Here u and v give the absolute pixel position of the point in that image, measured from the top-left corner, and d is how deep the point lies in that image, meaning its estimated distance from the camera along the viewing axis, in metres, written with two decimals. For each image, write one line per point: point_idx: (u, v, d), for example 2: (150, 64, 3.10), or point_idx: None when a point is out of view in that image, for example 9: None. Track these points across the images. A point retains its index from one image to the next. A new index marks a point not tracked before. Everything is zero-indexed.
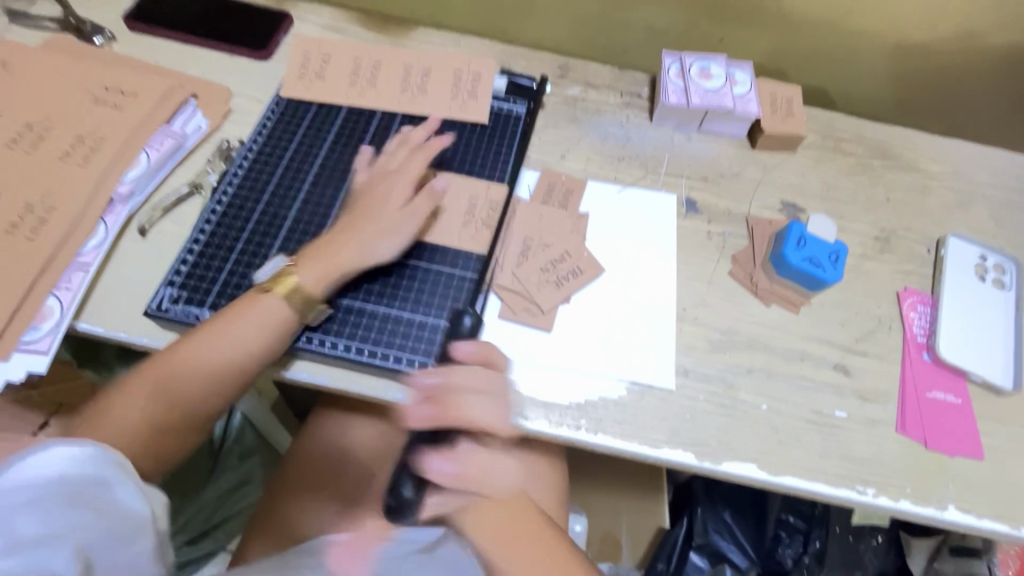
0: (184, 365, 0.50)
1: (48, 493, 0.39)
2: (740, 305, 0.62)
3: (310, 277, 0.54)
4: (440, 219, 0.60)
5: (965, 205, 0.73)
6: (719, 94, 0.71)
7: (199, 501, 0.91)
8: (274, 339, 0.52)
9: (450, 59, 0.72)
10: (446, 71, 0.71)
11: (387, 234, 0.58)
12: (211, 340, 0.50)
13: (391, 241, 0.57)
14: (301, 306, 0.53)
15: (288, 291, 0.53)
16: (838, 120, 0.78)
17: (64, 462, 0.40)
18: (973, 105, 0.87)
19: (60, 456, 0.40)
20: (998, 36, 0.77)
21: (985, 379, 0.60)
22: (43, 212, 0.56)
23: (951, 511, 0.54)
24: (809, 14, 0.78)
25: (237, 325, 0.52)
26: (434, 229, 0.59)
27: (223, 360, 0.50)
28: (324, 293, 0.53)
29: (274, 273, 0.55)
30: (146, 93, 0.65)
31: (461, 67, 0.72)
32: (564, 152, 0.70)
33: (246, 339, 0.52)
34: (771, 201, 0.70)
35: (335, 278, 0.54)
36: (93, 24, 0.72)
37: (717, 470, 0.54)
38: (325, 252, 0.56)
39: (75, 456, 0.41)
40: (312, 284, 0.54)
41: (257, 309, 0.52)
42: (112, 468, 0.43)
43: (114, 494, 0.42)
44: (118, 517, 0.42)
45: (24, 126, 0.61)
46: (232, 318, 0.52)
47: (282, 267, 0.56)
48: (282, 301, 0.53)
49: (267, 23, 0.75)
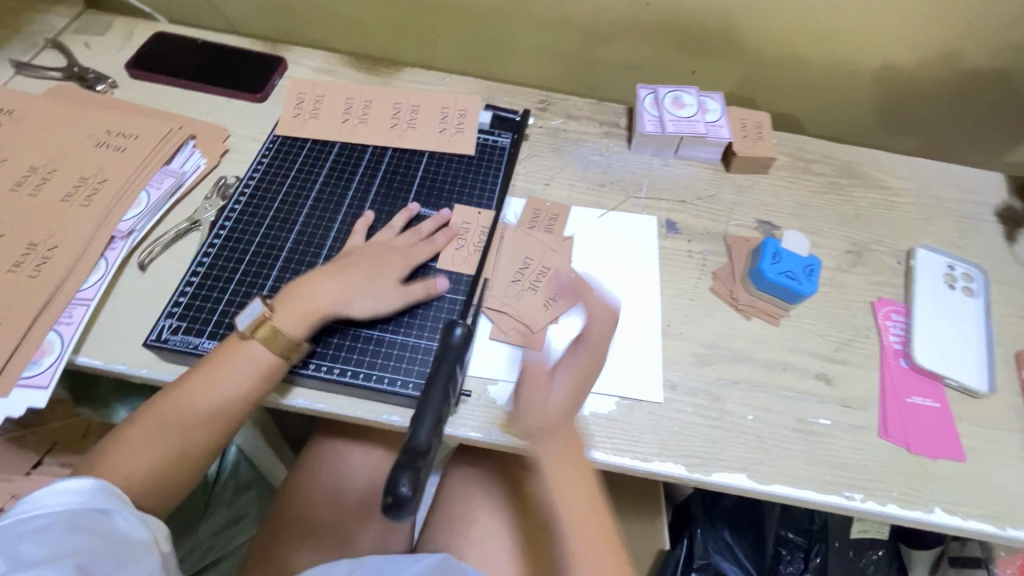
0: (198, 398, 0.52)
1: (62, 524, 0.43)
2: (721, 319, 0.65)
3: (257, 309, 0.55)
4: (394, 257, 0.61)
5: (931, 219, 0.77)
6: (692, 122, 0.75)
7: (193, 538, 0.88)
8: (249, 384, 0.53)
9: (438, 98, 0.76)
10: (434, 108, 0.75)
11: (352, 271, 0.58)
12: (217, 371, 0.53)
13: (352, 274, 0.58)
14: (254, 344, 0.53)
15: (260, 332, 0.54)
16: (806, 143, 0.82)
17: (66, 501, 0.44)
18: (934, 126, 0.92)
19: (62, 497, 0.44)
20: (949, 61, 0.82)
21: (960, 383, 0.62)
22: (45, 251, 0.58)
23: (937, 513, 0.55)
24: (773, 47, 0.83)
25: (208, 373, 0.52)
26: (385, 257, 0.61)
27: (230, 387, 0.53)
28: (270, 325, 0.54)
29: (250, 317, 0.54)
30: (147, 135, 0.68)
31: (448, 104, 0.76)
32: (549, 179, 0.74)
33: (213, 396, 0.52)
34: (747, 219, 0.73)
35: (297, 314, 0.55)
36: (96, 73, 0.75)
37: (708, 480, 0.55)
38: (291, 289, 0.57)
39: (79, 491, 0.44)
40: (276, 322, 0.54)
41: (226, 354, 0.53)
42: (112, 502, 0.46)
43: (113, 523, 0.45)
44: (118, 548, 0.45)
45: (28, 169, 0.63)
46: (201, 372, 0.52)
47: (257, 311, 0.54)
48: (234, 341, 0.54)
49: (263, 67, 0.79)
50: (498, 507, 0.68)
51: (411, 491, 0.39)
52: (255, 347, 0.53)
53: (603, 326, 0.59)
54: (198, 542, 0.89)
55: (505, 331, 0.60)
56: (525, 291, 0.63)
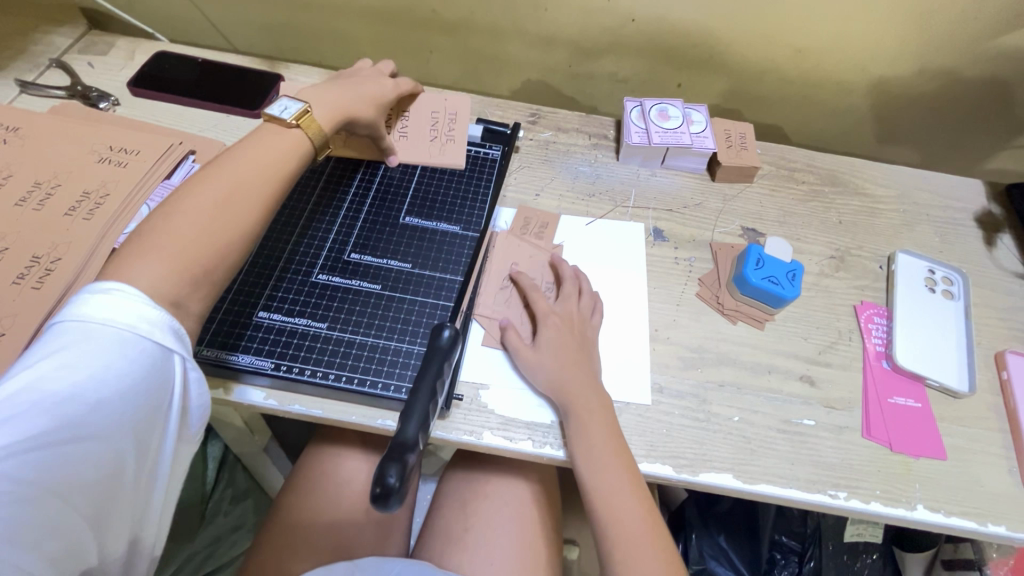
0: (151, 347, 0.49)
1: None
2: (707, 324, 0.66)
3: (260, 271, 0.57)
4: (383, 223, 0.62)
5: (912, 224, 0.79)
6: (677, 133, 0.77)
7: (188, 548, 0.89)
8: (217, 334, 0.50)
9: (427, 103, 0.78)
10: (424, 113, 0.78)
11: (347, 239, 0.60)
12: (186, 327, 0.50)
13: (348, 91, 0.65)
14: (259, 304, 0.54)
15: (304, 121, 0.59)
16: (790, 152, 0.85)
17: (124, 352, 0.41)
18: (914, 135, 0.95)
19: (120, 346, 0.41)
20: (927, 72, 0.85)
21: (941, 383, 0.63)
22: (48, 263, 0.60)
23: (920, 510, 0.56)
24: (755, 61, 0.86)
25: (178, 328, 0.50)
26: (379, 87, 0.69)
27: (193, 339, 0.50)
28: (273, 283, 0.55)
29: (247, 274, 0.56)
30: (148, 151, 0.70)
31: (438, 108, 0.78)
32: (539, 190, 0.76)
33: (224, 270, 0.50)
34: (732, 226, 0.75)
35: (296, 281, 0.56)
36: (99, 91, 0.78)
37: (695, 481, 0.56)
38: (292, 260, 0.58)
39: (136, 344, 0.41)
40: (314, 116, 0.60)
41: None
42: (172, 355, 0.43)
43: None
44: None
45: (33, 184, 0.65)
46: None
47: (294, 107, 0.59)
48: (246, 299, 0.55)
49: (261, 85, 0.82)
50: (491, 511, 0.69)
51: (397, 481, 0.41)
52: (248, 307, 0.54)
53: (567, 331, 0.60)
54: (193, 552, 0.90)
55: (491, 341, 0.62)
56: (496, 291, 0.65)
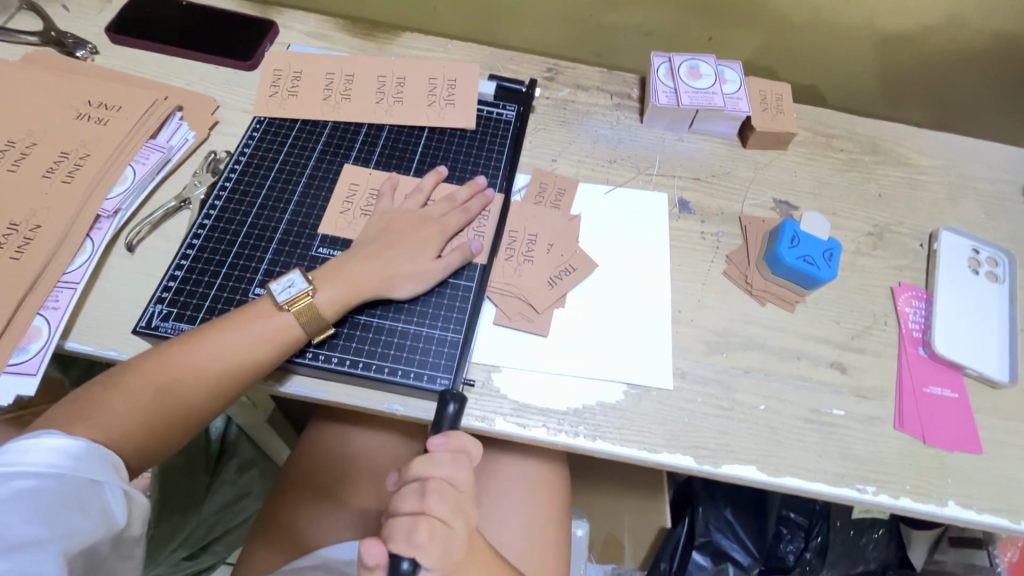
0: (187, 369, 0.49)
1: (30, 491, 0.40)
2: (735, 306, 0.62)
3: (299, 284, 0.54)
4: (431, 230, 0.59)
5: (956, 198, 0.73)
6: (709, 94, 0.70)
7: (197, 517, 0.91)
8: (246, 349, 0.50)
9: (424, 67, 0.71)
10: (421, 78, 0.70)
11: (390, 248, 0.57)
12: (201, 347, 0.50)
13: (395, 255, 0.57)
14: (288, 316, 0.52)
15: (296, 308, 0.52)
16: (829, 116, 0.78)
17: (47, 463, 0.42)
18: (963, 99, 0.87)
19: (44, 457, 0.42)
20: (986, 31, 0.76)
21: (981, 372, 0.60)
22: (28, 231, 0.55)
23: (951, 506, 0.54)
24: (797, 13, 0.78)
25: (214, 335, 0.50)
26: (424, 240, 0.58)
27: (215, 360, 0.50)
28: (310, 301, 0.53)
29: (287, 291, 0.53)
30: (130, 107, 0.64)
31: (436, 74, 0.71)
32: (556, 155, 0.70)
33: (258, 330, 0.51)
34: (763, 199, 0.70)
35: (337, 291, 0.54)
36: (75, 38, 0.71)
37: (717, 472, 0.54)
38: (330, 266, 0.55)
39: (66, 453, 0.43)
40: (315, 299, 0.53)
41: (245, 319, 0.51)
42: (101, 469, 0.44)
43: (102, 498, 0.43)
44: (64, 525, 0.40)
45: (6, 143, 0.59)
46: (213, 330, 0.51)
47: (298, 286, 0.53)
48: (270, 310, 0.52)
49: (252, 33, 0.74)
50: (501, 493, 0.67)
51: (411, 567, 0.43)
52: (284, 319, 0.52)
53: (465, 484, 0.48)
54: (201, 520, 0.91)
55: (510, 316, 0.58)
56: (523, 265, 0.60)
